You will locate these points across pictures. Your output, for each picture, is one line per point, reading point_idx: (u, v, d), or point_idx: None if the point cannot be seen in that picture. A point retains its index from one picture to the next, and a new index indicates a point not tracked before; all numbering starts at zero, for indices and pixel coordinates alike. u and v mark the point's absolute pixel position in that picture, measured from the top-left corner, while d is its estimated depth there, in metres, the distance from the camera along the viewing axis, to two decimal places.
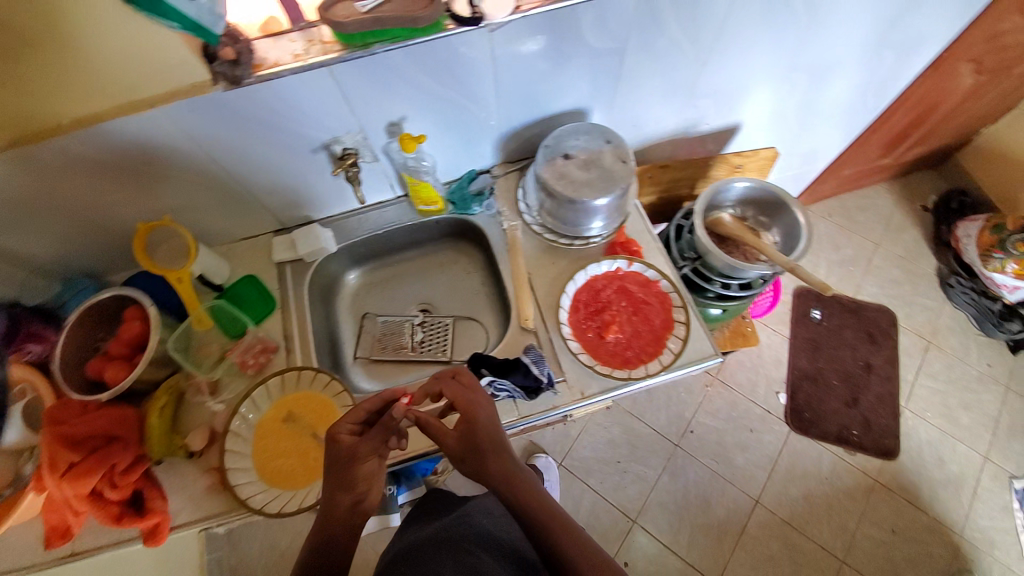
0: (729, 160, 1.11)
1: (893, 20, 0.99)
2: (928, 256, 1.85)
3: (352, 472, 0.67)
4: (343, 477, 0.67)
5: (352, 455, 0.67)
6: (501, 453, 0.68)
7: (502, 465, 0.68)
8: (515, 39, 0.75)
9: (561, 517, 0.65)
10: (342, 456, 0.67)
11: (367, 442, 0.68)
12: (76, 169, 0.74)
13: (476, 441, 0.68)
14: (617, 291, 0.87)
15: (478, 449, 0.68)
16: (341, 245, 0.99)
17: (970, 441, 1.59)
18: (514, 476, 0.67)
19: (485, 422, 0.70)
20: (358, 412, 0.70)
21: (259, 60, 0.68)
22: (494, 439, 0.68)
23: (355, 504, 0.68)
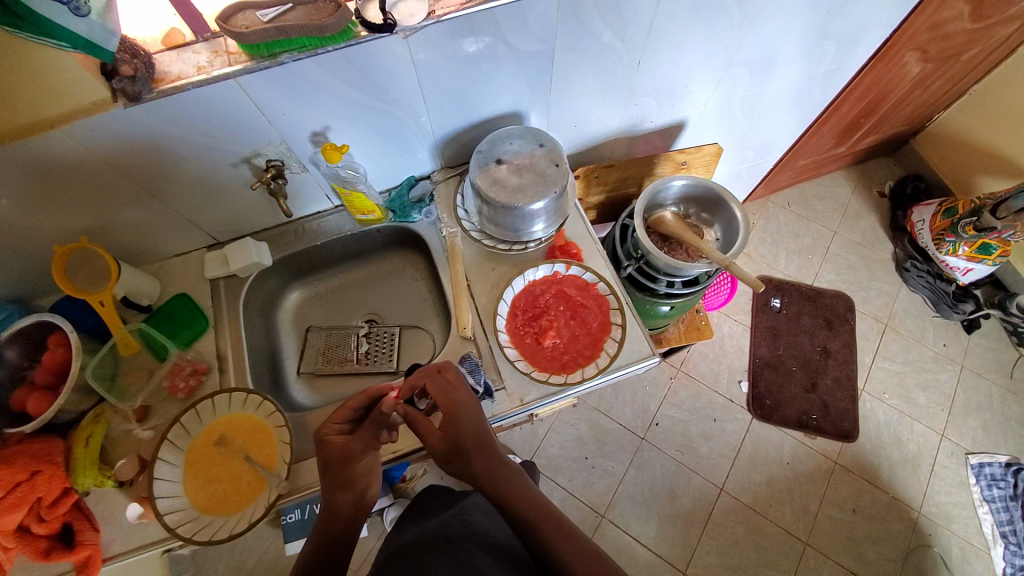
0: (674, 157, 1.12)
1: (830, 12, 0.99)
2: (885, 240, 1.88)
3: (348, 470, 0.71)
4: (340, 476, 0.71)
5: (344, 452, 0.72)
6: (488, 453, 0.69)
7: (488, 464, 0.68)
8: (434, 44, 0.72)
9: (551, 512, 0.66)
10: (336, 455, 0.71)
11: (357, 440, 0.72)
12: None
13: (459, 438, 0.69)
14: (556, 296, 0.86)
15: (462, 448, 0.69)
16: (279, 258, 0.97)
17: (926, 420, 1.63)
18: (501, 473, 0.68)
19: (468, 419, 0.71)
20: (344, 412, 0.74)
21: (160, 74, 0.66)
22: (478, 437, 0.69)
23: (355, 502, 0.72)
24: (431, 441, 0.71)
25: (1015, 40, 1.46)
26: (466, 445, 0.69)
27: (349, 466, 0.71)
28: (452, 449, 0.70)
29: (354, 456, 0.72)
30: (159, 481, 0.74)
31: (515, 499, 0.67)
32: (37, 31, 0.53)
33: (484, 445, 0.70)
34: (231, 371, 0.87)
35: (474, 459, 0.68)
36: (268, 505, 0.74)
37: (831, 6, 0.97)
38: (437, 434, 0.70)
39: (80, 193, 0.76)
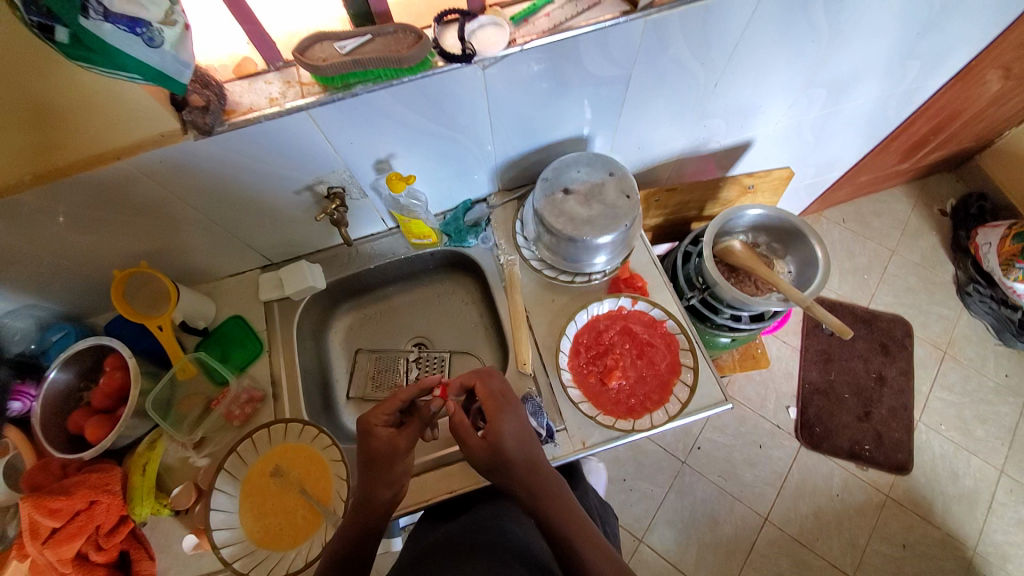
0: (741, 182, 1.06)
1: (922, 31, 0.92)
2: (945, 262, 1.78)
3: (389, 469, 0.66)
4: (375, 474, 0.66)
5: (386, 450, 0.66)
6: (526, 461, 0.67)
7: (527, 471, 0.66)
8: (510, 73, 0.68)
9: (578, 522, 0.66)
10: (377, 451, 0.66)
11: (403, 437, 0.66)
12: (43, 222, 0.69)
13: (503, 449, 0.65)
14: (620, 332, 0.83)
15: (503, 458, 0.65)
16: (331, 280, 0.95)
17: (985, 454, 1.54)
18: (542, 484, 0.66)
19: (510, 433, 0.66)
20: (393, 403, 0.68)
21: (232, 105, 0.64)
22: (520, 448, 0.66)
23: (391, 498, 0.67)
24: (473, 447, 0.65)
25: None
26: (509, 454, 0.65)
27: (387, 463, 0.66)
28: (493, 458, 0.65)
29: (397, 457, 0.66)
30: (215, 512, 0.73)
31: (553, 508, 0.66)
32: (113, 65, 0.52)
33: (526, 457, 0.67)
34: (285, 398, 0.85)
35: (518, 467, 0.65)
36: (324, 543, 0.72)
37: (925, 24, 0.90)
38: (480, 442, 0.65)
39: (144, 220, 0.76)
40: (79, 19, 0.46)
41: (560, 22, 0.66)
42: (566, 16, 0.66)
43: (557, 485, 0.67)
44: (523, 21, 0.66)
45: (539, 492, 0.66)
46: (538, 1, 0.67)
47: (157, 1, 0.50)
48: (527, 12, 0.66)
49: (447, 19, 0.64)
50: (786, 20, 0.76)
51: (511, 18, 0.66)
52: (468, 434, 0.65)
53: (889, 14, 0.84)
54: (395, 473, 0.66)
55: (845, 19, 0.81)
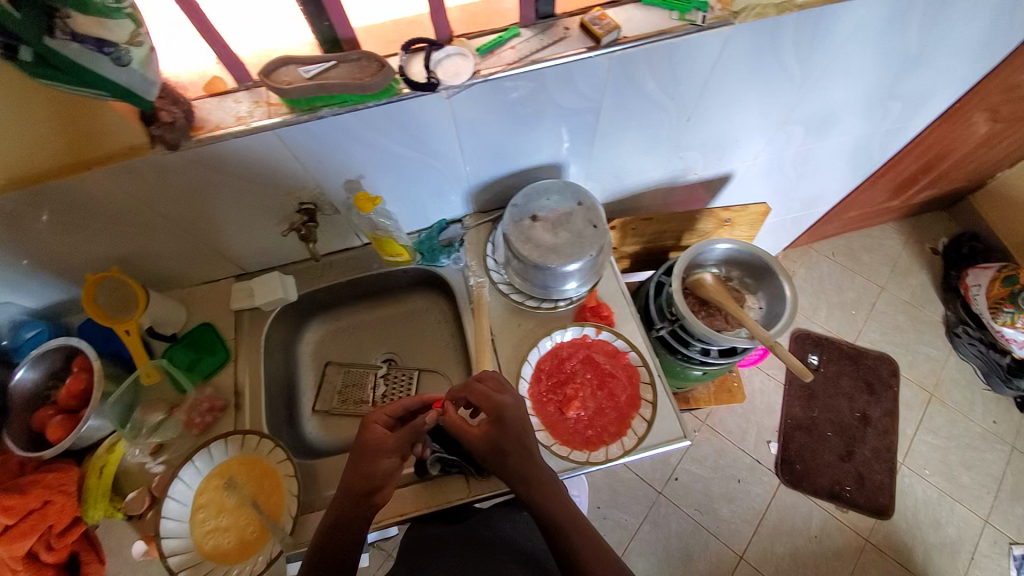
0: (717, 214, 1.07)
1: (898, 74, 0.93)
2: (935, 302, 1.76)
3: (373, 465, 0.67)
4: (364, 472, 0.67)
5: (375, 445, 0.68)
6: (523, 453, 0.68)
7: (524, 464, 0.67)
8: (476, 101, 0.70)
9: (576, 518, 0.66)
10: (366, 447, 0.68)
11: (394, 435, 0.68)
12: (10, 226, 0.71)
13: (502, 441, 0.67)
14: (583, 361, 0.82)
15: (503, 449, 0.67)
16: (303, 292, 0.96)
17: (971, 503, 1.50)
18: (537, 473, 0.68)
19: (512, 425, 0.69)
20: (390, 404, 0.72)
21: (200, 120, 0.66)
22: (519, 439, 0.68)
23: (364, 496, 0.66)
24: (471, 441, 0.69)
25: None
26: (510, 443, 0.68)
27: (372, 459, 0.67)
28: (493, 450, 0.68)
29: (383, 454, 0.67)
30: (166, 520, 0.73)
31: (544, 499, 0.67)
32: (79, 82, 0.54)
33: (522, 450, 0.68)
34: (246, 407, 0.85)
35: (516, 457, 0.67)
36: (271, 558, 0.72)
37: (900, 68, 0.91)
38: (477, 436, 0.68)
39: (115, 227, 0.78)
40: (46, 39, 0.49)
41: (525, 55, 0.67)
42: (531, 49, 0.68)
43: (550, 474, 0.69)
44: (489, 52, 0.68)
45: (531, 483, 0.67)
46: (504, 34, 0.68)
47: (123, 24, 0.54)
48: (493, 43, 0.67)
49: (415, 47, 0.66)
50: (755, 61, 0.77)
51: (478, 49, 0.68)
52: (465, 428, 0.69)
53: (861, 57, 0.85)
54: (380, 471, 0.67)
55: (815, 62, 0.82)
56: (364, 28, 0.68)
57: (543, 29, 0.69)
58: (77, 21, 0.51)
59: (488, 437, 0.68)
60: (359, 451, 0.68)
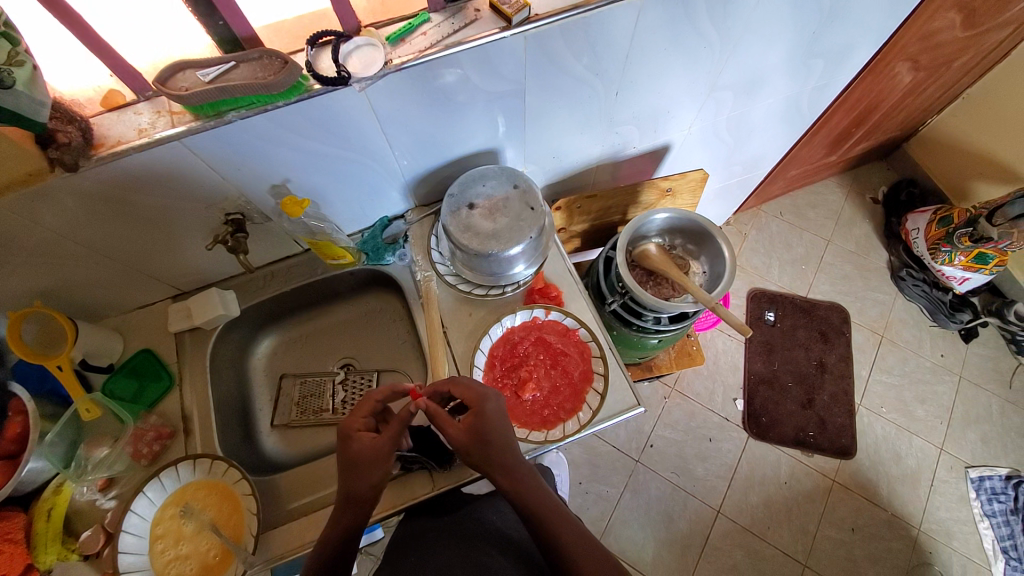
0: (658, 185, 1.09)
1: (817, 31, 0.95)
2: (879, 249, 1.85)
3: (367, 475, 0.65)
4: (357, 482, 0.65)
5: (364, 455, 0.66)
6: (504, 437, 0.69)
7: (506, 452, 0.68)
8: (394, 93, 0.68)
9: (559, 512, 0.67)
10: (356, 456, 0.66)
11: (383, 438, 0.66)
12: None
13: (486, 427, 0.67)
14: (535, 343, 0.83)
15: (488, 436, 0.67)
16: (246, 307, 0.93)
17: (924, 433, 1.60)
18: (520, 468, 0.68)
19: (495, 412, 0.69)
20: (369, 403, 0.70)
21: (100, 138, 0.62)
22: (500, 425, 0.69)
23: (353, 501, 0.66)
24: (455, 434, 0.68)
25: (1005, 47, 1.42)
26: (493, 435, 0.68)
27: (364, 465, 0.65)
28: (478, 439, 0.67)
29: (381, 460, 0.66)
30: (124, 555, 0.70)
31: (525, 495, 0.67)
32: None
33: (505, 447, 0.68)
34: (198, 430, 0.83)
35: (498, 448, 0.67)
36: None
37: (817, 26, 0.93)
38: (462, 427, 0.68)
39: (26, 262, 0.73)
40: None
41: (438, 40, 0.66)
42: (443, 34, 0.66)
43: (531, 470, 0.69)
44: (400, 40, 0.66)
45: (514, 478, 0.67)
46: (414, 21, 0.66)
47: None
48: (402, 31, 0.65)
49: (321, 41, 0.64)
50: (674, 29, 0.78)
51: (388, 38, 0.66)
52: (447, 422, 0.68)
53: (778, 18, 0.87)
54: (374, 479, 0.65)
55: (734, 26, 0.83)
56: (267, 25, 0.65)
57: (453, 12, 0.67)
58: None
59: (473, 425, 0.68)
60: (347, 462, 0.67)
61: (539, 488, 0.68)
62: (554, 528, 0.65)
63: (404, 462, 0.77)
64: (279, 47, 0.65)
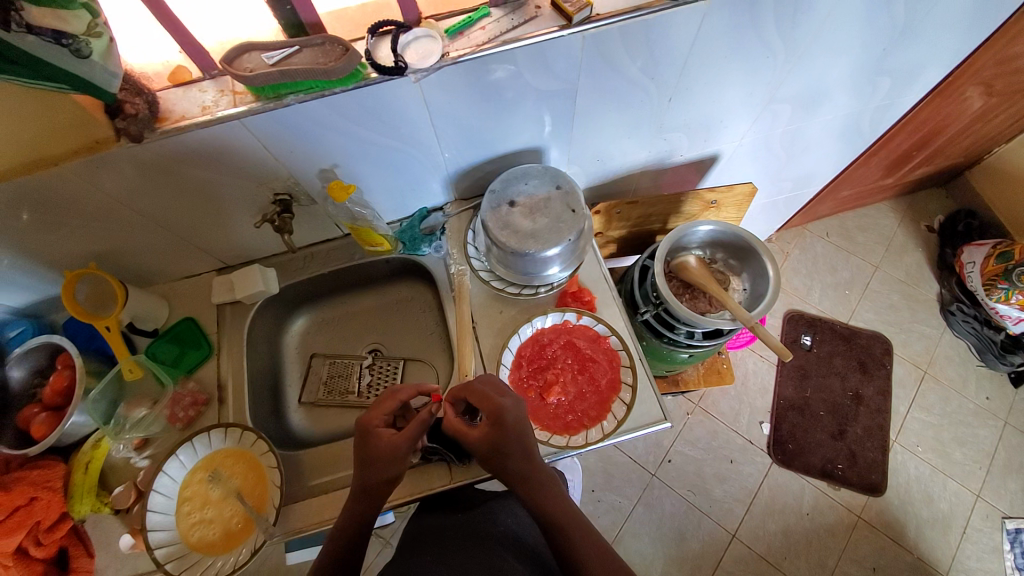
0: (703, 196, 1.06)
1: (887, 47, 0.90)
2: (930, 280, 1.75)
3: (385, 468, 0.66)
4: (374, 477, 0.66)
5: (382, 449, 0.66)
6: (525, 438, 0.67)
7: (524, 454, 0.67)
8: (447, 86, 0.69)
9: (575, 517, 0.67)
10: (374, 453, 0.66)
11: (403, 436, 0.66)
12: None
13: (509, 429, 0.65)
14: (564, 347, 0.82)
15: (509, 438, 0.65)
16: (285, 285, 0.95)
17: (962, 478, 1.51)
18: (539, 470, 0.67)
19: (519, 417, 0.67)
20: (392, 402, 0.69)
21: (165, 112, 0.65)
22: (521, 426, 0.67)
23: (377, 494, 0.67)
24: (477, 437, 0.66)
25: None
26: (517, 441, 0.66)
27: (381, 460, 0.66)
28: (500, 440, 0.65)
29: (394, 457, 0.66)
30: (152, 513, 0.73)
31: (543, 496, 0.67)
32: (35, 74, 0.52)
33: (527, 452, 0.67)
34: (231, 400, 0.86)
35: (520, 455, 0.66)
36: (253, 549, 0.73)
37: (888, 42, 0.89)
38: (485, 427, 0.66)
39: (88, 224, 0.77)
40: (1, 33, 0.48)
41: (496, 36, 0.66)
42: (501, 30, 0.66)
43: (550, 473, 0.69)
44: (458, 33, 0.66)
45: (535, 479, 0.67)
46: (474, 15, 0.66)
47: (81, 15, 0.52)
48: (461, 24, 0.66)
49: (381, 30, 0.65)
50: (737, 36, 0.75)
51: (446, 31, 0.66)
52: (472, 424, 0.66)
53: (848, 31, 0.83)
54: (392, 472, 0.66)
55: (800, 37, 0.80)
56: (330, 12, 0.66)
57: (513, 8, 0.67)
58: (30, 12, 0.49)
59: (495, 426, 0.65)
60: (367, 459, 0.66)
61: (558, 492, 0.68)
62: (569, 533, 0.65)
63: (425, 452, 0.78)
64: (341, 34, 0.66)
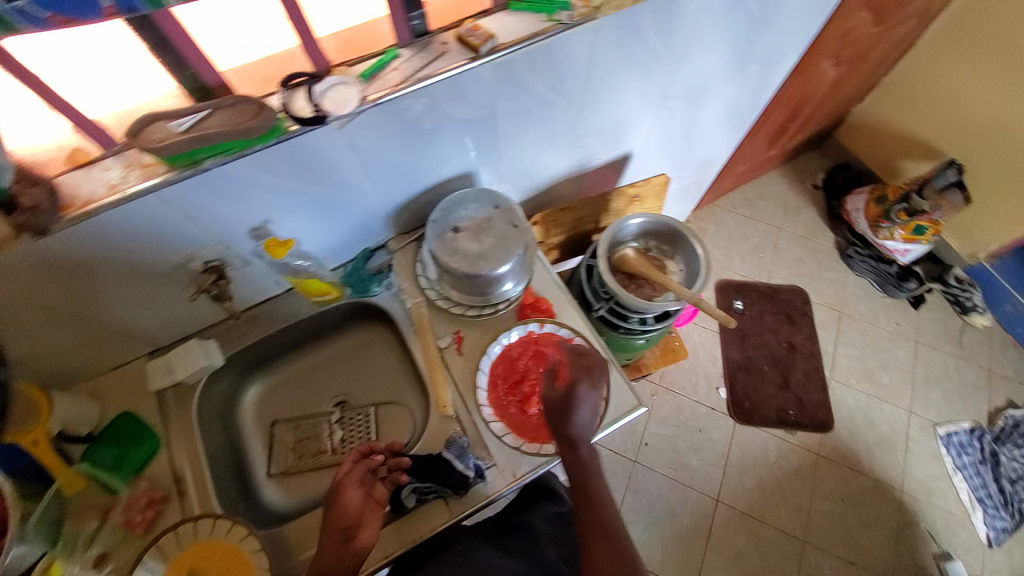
0: (626, 193, 1.14)
1: (749, 38, 1.04)
2: (827, 232, 1.99)
3: (341, 505, 0.69)
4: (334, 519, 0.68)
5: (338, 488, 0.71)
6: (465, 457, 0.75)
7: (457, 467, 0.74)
8: (371, 125, 0.69)
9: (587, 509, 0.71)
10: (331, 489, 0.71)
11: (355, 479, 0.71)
12: None
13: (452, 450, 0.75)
14: (534, 358, 0.84)
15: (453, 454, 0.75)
16: (230, 356, 0.89)
17: (893, 399, 1.72)
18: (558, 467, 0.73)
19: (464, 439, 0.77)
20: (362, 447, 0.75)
21: (68, 199, 0.60)
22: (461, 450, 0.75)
23: (345, 539, 0.67)
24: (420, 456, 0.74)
25: (913, 32, 1.59)
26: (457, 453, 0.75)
27: (336, 499, 0.69)
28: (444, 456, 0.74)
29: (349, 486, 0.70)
30: None
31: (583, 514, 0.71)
32: None
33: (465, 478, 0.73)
34: (194, 489, 0.79)
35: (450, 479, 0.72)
36: None
37: (748, 33, 1.02)
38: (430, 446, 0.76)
39: None
40: None
41: (411, 74, 0.67)
42: (414, 69, 0.67)
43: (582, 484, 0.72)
44: (373, 76, 0.66)
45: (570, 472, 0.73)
46: (384, 57, 0.66)
47: None
48: (375, 67, 0.65)
49: (293, 82, 0.63)
50: (626, 46, 0.83)
51: (361, 75, 0.65)
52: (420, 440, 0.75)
53: (717, 28, 0.95)
54: (343, 513, 0.68)
55: (677, 38, 0.89)
56: (232, 68, 0.61)
57: (422, 47, 0.68)
58: None
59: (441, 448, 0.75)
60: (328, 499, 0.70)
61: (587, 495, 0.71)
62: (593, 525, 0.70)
63: (420, 493, 0.73)
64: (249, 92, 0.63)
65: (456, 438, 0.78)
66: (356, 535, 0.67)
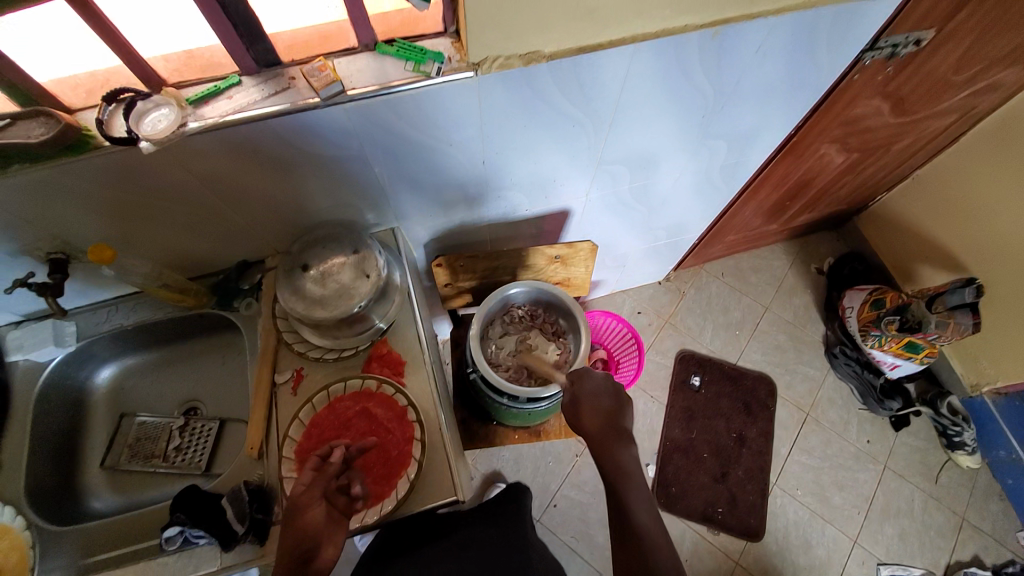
0: (544, 252, 1.06)
1: (706, 116, 0.92)
2: (817, 322, 1.81)
3: (302, 522, 0.65)
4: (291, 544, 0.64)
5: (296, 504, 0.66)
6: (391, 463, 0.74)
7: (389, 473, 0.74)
8: (203, 150, 0.66)
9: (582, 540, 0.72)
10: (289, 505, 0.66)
11: (313, 494, 0.67)
12: None
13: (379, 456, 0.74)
14: (360, 414, 0.77)
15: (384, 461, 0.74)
16: (83, 342, 0.87)
17: (840, 523, 1.54)
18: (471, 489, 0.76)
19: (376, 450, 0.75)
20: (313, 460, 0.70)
21: None
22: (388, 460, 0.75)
23: (303, 562, 0.63)
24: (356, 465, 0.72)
25: (955, 129, 1.37)
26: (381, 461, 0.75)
27: (296, 518, 0.65)
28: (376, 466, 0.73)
29: (307, 504, 0.66)
30: None
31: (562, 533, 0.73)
32: None
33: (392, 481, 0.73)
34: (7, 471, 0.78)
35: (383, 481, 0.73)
36: None
37: (704, 110, 0.90)
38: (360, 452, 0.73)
39: None
40: None
41: (241, 106, 0.63)
42: (249, 99, 0.64)
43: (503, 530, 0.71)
44: (202, 102, 0.63)
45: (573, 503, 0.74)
46: (220, 84, 0.64)
47: None
48: (205, 94, 0.63)
49: (119, 98, 0.61)
50: (529, 107, 0.76)
51: (189, 99, 0.63)
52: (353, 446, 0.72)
53: (658, 102, 0.85)
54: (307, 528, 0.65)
55: (600, 105, 0.81)
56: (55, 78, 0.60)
57: (267, 78, 0.65)
58: None
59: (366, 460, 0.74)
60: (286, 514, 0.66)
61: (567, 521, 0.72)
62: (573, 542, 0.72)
63: (188, 536, 0.71)
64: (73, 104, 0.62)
65: (240, 490, 0.72)
66: (319, 555, 0.64)
